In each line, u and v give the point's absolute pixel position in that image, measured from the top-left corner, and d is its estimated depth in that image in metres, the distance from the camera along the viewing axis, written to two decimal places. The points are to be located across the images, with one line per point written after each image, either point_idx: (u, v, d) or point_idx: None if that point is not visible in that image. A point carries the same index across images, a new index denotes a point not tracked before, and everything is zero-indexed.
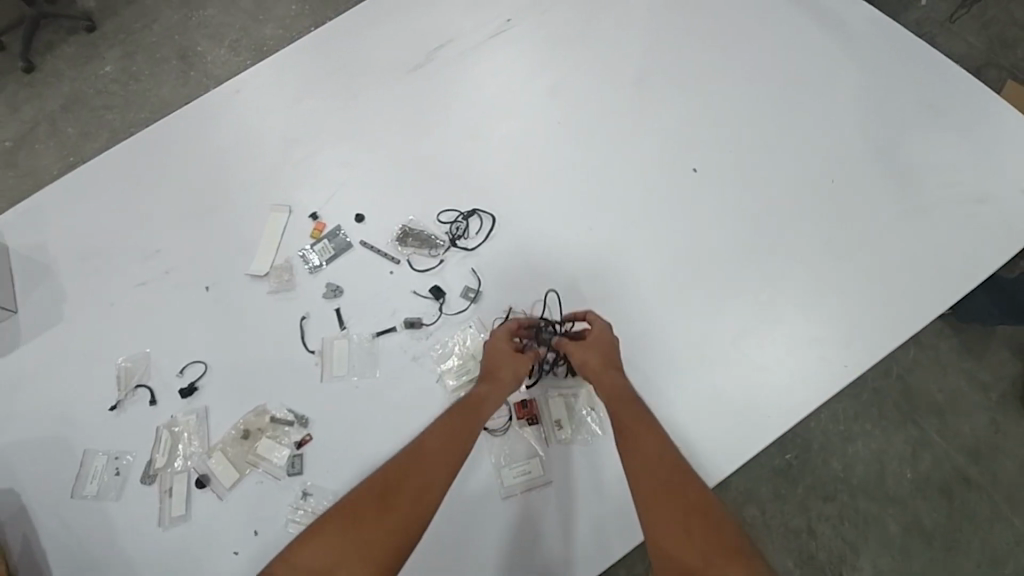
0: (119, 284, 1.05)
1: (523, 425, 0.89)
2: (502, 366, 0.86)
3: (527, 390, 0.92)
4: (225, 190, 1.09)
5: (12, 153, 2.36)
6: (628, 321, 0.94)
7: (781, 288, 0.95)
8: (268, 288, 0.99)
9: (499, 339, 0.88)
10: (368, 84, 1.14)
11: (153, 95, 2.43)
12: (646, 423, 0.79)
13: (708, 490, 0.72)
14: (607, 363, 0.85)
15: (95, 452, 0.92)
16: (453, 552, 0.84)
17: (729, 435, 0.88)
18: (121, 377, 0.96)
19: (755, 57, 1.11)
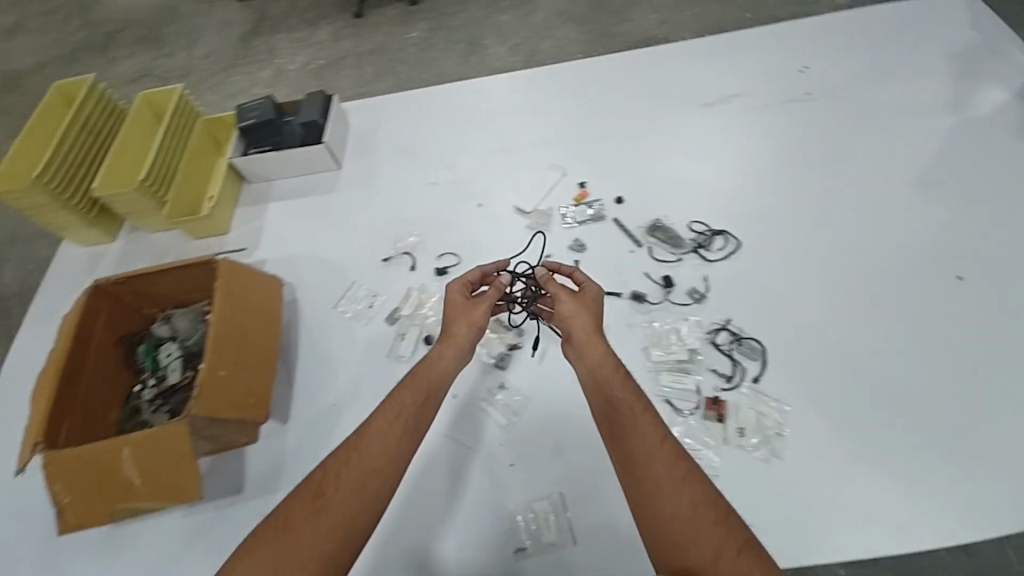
0: (418, 177, 1.33)
1: (708, 418, 0.91)
2: (454, 324, 0.94)
3: (721, 390, 0.94)
4: (519, 140, 1.33)
5: (323, 69, 2.99)
6: (844, 376, 0.94)
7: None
8: (527, 223, 1.18)
9: (453, 293, 0.97)
10: (662, 103, 1.32)
11: (436, 63, 2.93)
12: (635, 403, 0.79)
13: (654, 470, 0.71)
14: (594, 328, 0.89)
15: (360, 285, 1.16)
16: (598, 487, 0.94)
17: (919, 525, 0.82)
18: (396, 242, 1.22)
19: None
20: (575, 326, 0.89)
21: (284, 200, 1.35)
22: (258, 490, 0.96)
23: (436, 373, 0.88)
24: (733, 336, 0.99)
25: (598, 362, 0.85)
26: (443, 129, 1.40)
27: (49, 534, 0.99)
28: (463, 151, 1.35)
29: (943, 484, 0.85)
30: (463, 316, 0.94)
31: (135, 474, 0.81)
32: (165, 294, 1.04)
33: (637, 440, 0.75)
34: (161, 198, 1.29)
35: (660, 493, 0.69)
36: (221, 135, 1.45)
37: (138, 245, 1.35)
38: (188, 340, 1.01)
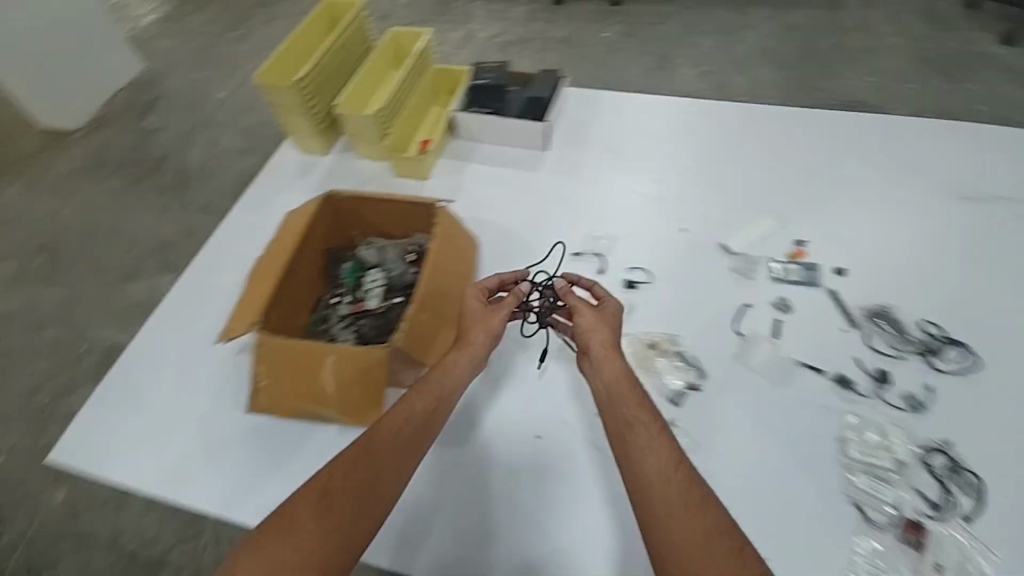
0: (622, 183, 1.30)
1: (903, 540, 0.82)
2: (471, 330, 0.93)
3: (923, 515, 0.83)
4: (735, 177, 1.27)
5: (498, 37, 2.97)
6: None
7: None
8: (731, 264, 1.11)
9: (471, 299, 0.95)
10: (907, 180, 1.19)
11: (606, 39, 2.67)
12: (652, 428, 0.79)
13: (662, 492, 0.71)
14: (610, 346, 0.90)
15: (544, 272, 1.16)
16: None
17: None
18: (590, 239, 1.20)
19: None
20: (592, 340, 0.91)
21: (485, 164, 1.38)
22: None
23: (450, 376, 0.88)
24: (950, 464, 0.86)
25: (615, 381, 0.86)
26: (658, 144, 1.36)
27: (218, 405, 1.08)
28: (676, 172, 1.30)
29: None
30: (480, 323, 0.92)
31: (331, 380, 0.89)
32: (376, 222, 1.13)
33: (654, 464, 0.74)
34: (384, 130, 1.37)
35: (673, 517, 0.68)
36: (441, 89, 1.52)
37: (346, 167, 1.45)
38: (389, 271, 1.09)
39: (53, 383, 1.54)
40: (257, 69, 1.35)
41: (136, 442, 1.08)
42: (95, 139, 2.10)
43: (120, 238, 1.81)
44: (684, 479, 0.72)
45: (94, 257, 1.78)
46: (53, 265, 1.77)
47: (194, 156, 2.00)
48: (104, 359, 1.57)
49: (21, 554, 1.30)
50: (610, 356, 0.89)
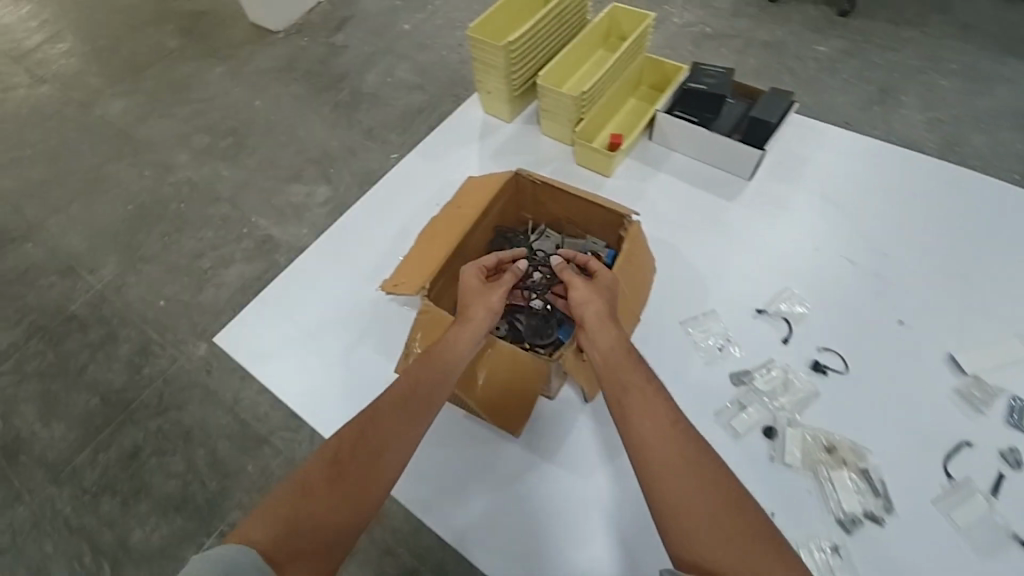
0: (837, 242, 1.10)
1: None
2: (471, 306, 0.92)
3: None
4: (985, 278, 1.03)
5: None
6: None
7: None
8: (956, 386, 0.92)
9: (469, 277, 0.95)
10: None
11: None
12: (643, 389, 0.74)
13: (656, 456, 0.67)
14: (606, 313, 0.85)
15: (718, 318, 1.02)
16: None
17: None
18: (779, 297, 1.03)
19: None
20: (588, 312, 0.86)
21: (676, 177, 1.24)
22: (539, 444, 0.99)
23: (451, 351, 0.87)
24: None
25: (613, 349, 0.81)
26: (892, 207, 1.14)
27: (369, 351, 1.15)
28: (909, 249, 1.08)
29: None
30: (479, 297, 0.92)
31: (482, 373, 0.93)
32: (554, 209, 1.08)
33: (652, 427, 0.70)
34: (578, 117, 1.27)
35: (675, 488, 0.63)
36: (645, 79, 1.38)
37: (527, 142, 1.38)
38: None
39: (215, 254, 1.52)
40: (472, 23, 1.31)
41: (289, 356, 1.17)
42: (296, 44, 1.97)
43: (295, 143, 1.71)
44: (681, 441, 0.68)
45: (273, 148, 1.72)
46: (238, 148, 1.72)
47: (370, 81, 1.83)
48: (260, 252, 1.51)
49: (157, 388, 1.34)
50: (598, 315, 0.85)
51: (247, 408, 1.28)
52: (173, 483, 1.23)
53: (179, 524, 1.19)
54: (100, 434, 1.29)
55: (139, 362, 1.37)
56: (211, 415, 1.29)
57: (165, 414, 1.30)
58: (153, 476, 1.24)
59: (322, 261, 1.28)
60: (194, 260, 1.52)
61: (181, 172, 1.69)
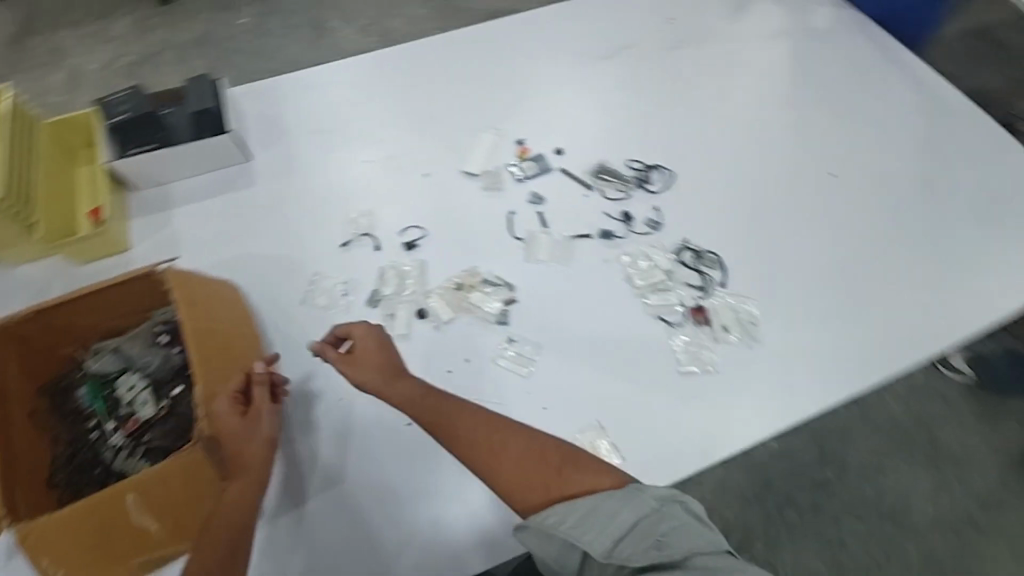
0: (349, 156, 1.25)
1: (697, 324, 1.06)
2: (244, 454, 0.82)
3: (700, 299, 1.09)
4: (443, 108, 1.35)
5: (149, 72, 2.79)
6: (765, 261, 1.13)
7: (906, 275, 1.14)
8: (481, 184, 1.21)
9: (224, 416, 0.80)
10: (572, 61, 1.43)
11: (281, 51, 2.84)
12: (454, 413, 0.91)
13: (495, 455, 0.88)
14: (395, 375, 0.92)
15: (326, 275, 1.07)
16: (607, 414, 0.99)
17: (835, 355, 1.06)
18: (351, 225, 1.14)
19: (900, 97, 1.32)
20: (375, 385, 0.92)
21: (191, 202, 1.16)
22: (283, 504, 0.93)
23: (239, 510, 0.80)
24: (693, 253, 1.13)
25: (413, 401, 0.91)
26: (361, 105, 1.34)
27: None
28: (394, 127, 1.31)
29: (862, 334, 1.08)
30: (246, 442, 0.82)
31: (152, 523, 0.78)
32: (85, 323, 0.87)
33: (513, 459, 0.88)
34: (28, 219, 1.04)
35: (507, 472, 0.88)
36: (71, 137, 1.16)
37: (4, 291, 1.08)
38: (146, 367, 0.89)
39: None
40: None
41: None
42: None
43: None
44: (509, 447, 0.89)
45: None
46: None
47: None
48: None
49: None
50: (382, 380, 0.91)
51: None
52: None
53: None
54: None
55: None
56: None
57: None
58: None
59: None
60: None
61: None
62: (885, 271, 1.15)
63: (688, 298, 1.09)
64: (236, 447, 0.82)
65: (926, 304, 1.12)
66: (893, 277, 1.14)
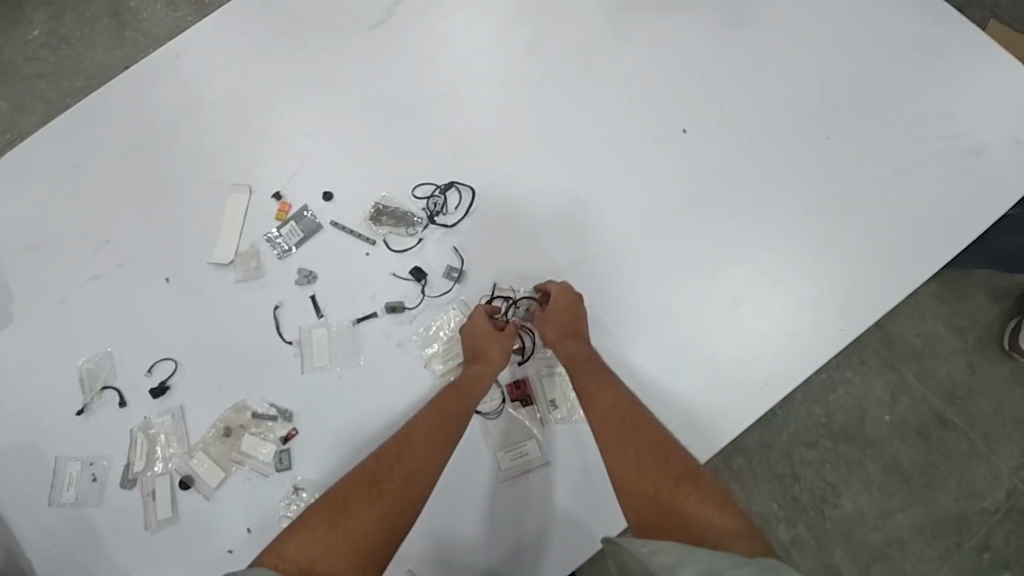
0: (69, 276, 0.96)
1: (516, 405, 0.87)
2: (488, 345, 0.85)
3: (518, 369, 0.90)
4: (170, 162, 0.99)
5: None
6: (605, 290, 0.91)
7: (777, 255, 0.93)
8: (236, 277, 0.93)
9: (478, 316, 0.87)
10: (327, 43, 1.01)
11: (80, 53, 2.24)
12: (603, 390, 0.82)
13: (626, 433, 0.79)
14: (563, 334, 0.86)
15: (67, 458, 0.88)
16: (439, 531, 0.83)
17: (701, 386, 0.89)
18: (83, 381, 0.90)
19: (763, 2, 1.02)
20: (546, 329, 0.86)
21: None
22: None
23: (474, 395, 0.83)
24: (507, 301, 0.91)
25: (569, 360, 0.85)
26: (59, 190, 0.99)
27: None
28: (111, 215, 0.98)
29: (725, 354, 0.89)
30: (497, 339, 0.86)
31: None
32: None
33: (599, 411, 0.81)
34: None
35: (615, 451, 0.78)
36: None
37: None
38: None
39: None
40: None
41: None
42: None
43: None
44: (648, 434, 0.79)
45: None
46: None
47: None
48: None
49: None
50: (550, 335, 0.86)
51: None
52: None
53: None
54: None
55: None
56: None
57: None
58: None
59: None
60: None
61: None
62: (753, 257, 0.93)
63: (502, 373, 0.89)
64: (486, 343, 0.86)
65: (814, 288, 0.92)
66: (762, 264, 0.92)
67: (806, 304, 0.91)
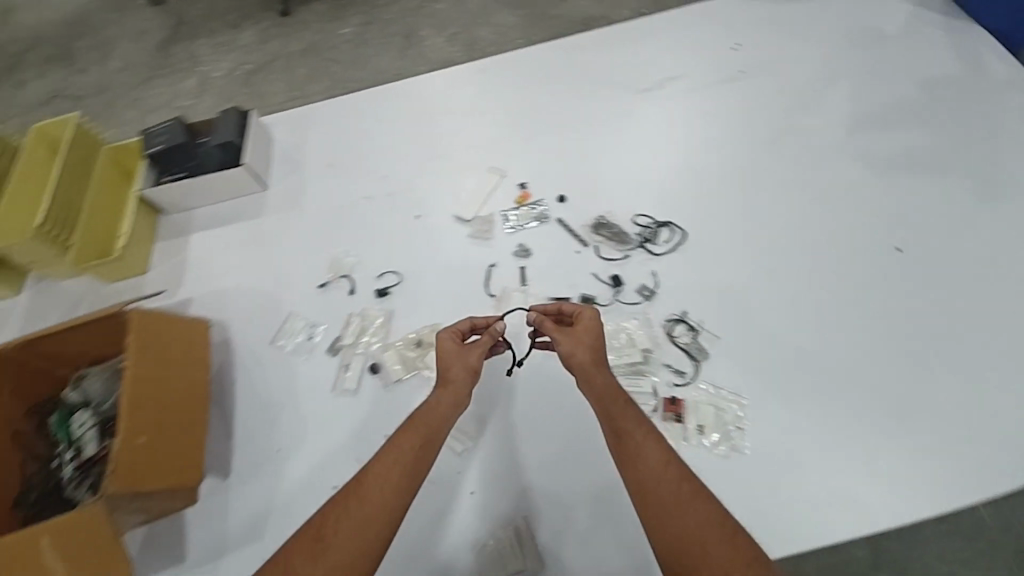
0: (352, 191, 1.25)
1: (665, 419, 0.88)
2: (451, 367, 0.88)
3: (677, 388, 0.91)
4: (451, 138, 1.27)
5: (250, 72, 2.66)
6: (785, 353, 0.93)
7: (977, 389, 0.88)
8: (469, 232, 1.13)
9: (447, 338, 0.90)
10: (600, 92, 1.26)
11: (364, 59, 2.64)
12: (634, 427, 0.78)
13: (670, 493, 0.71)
14: (596, 362, 0.84)
15: (298, 315, 1.09)
16: (558, 494, 0.90)
17: (861, 482, 0.83)
18: (332, 265, 1.14)
19: (1015, 169, 1.07)
20: (581, 356, 0.85)
21: (206, 228, 1.27)
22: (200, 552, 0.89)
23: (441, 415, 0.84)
24: (690, 327, 0.95)
25: (604, 399, 0.82)
26: (372, 138, 1.32)
27: None
28: (399, 160, 1.27)
29: (900, 466, 0.84)
30: (458, 360, 0.88)
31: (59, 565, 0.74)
32: (71, 352, 0.94)
33: (644, 465, 0.74)
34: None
35: (664, 512, 0.70)
36: (128, 161, 1.30)
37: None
38: (103, 404, 0.90)
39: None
40: None
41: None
42: None
43: None
44: (675, 477, 0.72)
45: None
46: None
47: None
48: None
49: None
50: (587, 361, 0.84)
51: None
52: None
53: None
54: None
55: None
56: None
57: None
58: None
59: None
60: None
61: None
62: (955, 385, 0.89)
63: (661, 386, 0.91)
64: (451, 363, 0.89)
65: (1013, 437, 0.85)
66: (963, 395, 0.88)
67: (1005, 451, 0.84)
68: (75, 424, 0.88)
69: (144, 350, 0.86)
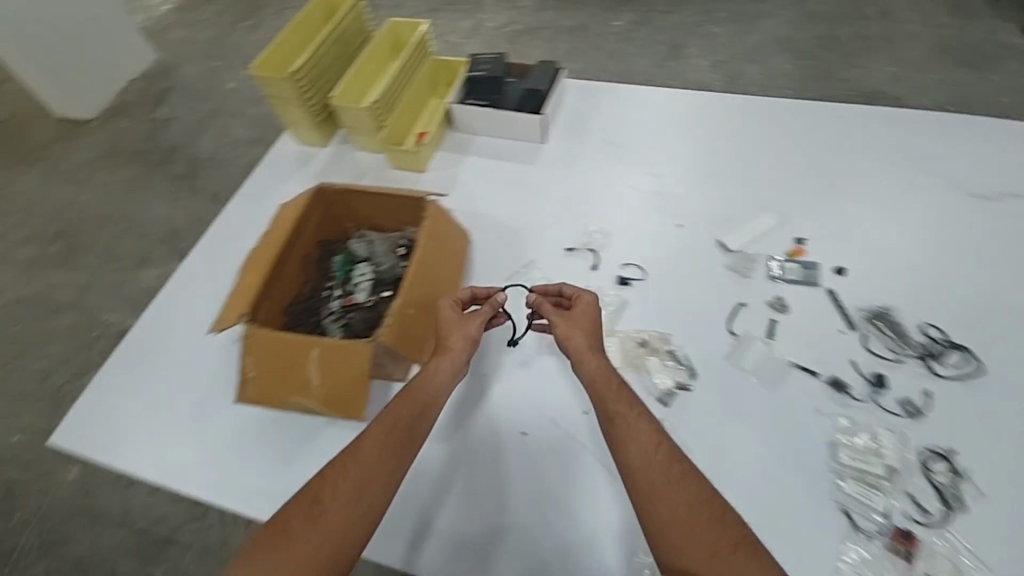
0: (622, 177, 1.28)
1: (892, 549, 0.79)
2: (450, 332, 0.91)
3: (915, 526, 0.80)
4: (737, 166, 1.24)
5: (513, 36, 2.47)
6: None
7: None
8: (728, 263, 1.09)
9: (447, 307, 0.93)
10: (923, 180, 1.14)
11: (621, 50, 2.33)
12: (630, 412, 0.80)
13: (663, 477, 0.73)
14: (591, 343, 0.89)
15: (538, 267, 1.14)
16: None
17: None
18: (583, 237, 1.18)
19: None
20: (576, 343, 0.89)
21: (482, 156, 1.38)
22: None
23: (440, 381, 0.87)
24: (954, 470, 0.83)
25: (597, 383, 0.85)
26: (657, 137, 1.34)
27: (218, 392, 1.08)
28: (677, 167, 1.27)
29: None
30: (460, 327, 0.91)
31: (315, 374, 0.87)
32: (367, 212, 1.11)
33: (639, 445, 0.77)
34: (324, 104, 1.41)
35: (662, 496, 0.71)
36: (441, 77, 1.50)
37: (305, 155, 1.46)
38: (378, 264, 1.06)
39: (68, 365, 1.62)
40: (254, 64, 1.35)
41: (126, 425, 1.08)
42: (115, 129, 2.19)
43: (136, 229, 1.87)
44: (667, 457, 0.75)
45: (111, 241, 1.86)
46: (70, 250, 1.85)
47: (205, 148, 2.07)
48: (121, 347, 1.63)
49: (34, 527, 1.38)
50: (580, 344, 0.89)
51: (151, 500, 1.37)
52: (123, 536, 1.35)
53: (140, 565, 1.31)
54: (12, 540, 1.38)
55: (5, 506, 1.41)
56: (132, 498, 1.39)
57: (88, 497, 1.40)
58: (97, 542, 1.35)
59: (158, 316, 1.20)
60: (97, 330, 1.68)
61: (9, 291, 1.80)
62: None
63: (897, 514, 0.81)
64: (449, 330, 0.91)
65: None
66: None
67: None
68: (354, 271, 1.05)
69: (433, 239, 0.99)
